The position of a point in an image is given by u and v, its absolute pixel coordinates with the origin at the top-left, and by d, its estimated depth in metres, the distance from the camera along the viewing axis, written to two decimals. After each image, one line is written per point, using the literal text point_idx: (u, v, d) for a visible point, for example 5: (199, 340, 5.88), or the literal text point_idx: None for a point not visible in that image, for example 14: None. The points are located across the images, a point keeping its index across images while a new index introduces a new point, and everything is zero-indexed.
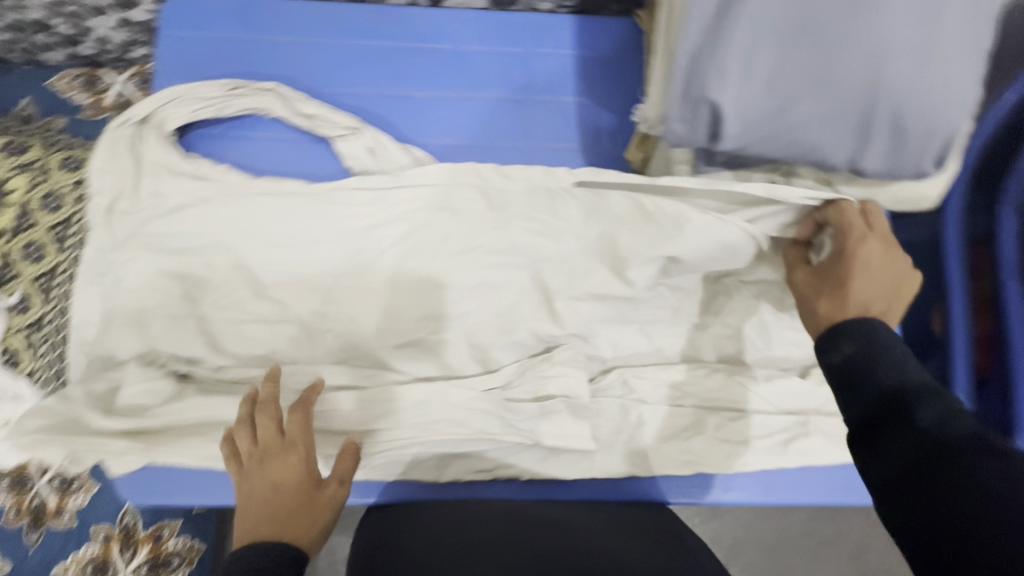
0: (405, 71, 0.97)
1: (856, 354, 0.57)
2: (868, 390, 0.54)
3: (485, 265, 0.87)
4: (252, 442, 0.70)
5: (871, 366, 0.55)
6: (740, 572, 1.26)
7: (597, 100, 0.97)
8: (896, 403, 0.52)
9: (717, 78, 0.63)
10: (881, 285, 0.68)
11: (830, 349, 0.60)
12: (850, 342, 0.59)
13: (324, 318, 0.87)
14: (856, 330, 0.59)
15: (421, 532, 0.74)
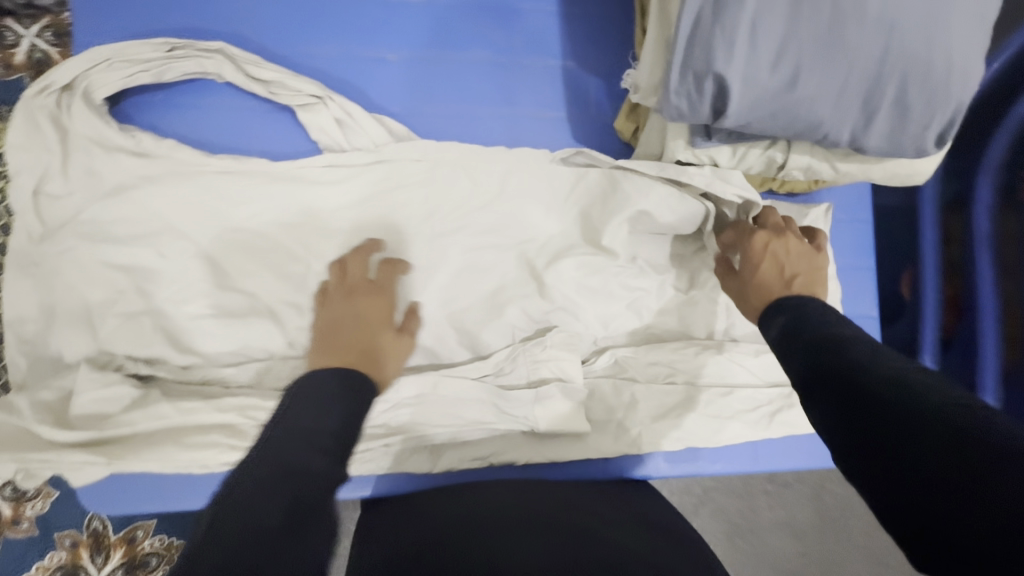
0: (372, 28, 0.86)
1: (787, 322, 0.61)
2: (800, 351, 0.57)
3: (472, 246, 0.83)
4: (344, 278, 0.73)
5: (799, 330, 0.58)
6: (719, 522, 1.33)
7: (584, 63, 0.90)
8: (823, 356, 0.54)
9: (723, 49, 0.59)
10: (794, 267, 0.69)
11: (769, 324, 0.63)
12: (783, 314, 0.62)
13: (300, 311, 0.80)
14: (775, 307, 0.64)
15: (431, 517, 0.69)
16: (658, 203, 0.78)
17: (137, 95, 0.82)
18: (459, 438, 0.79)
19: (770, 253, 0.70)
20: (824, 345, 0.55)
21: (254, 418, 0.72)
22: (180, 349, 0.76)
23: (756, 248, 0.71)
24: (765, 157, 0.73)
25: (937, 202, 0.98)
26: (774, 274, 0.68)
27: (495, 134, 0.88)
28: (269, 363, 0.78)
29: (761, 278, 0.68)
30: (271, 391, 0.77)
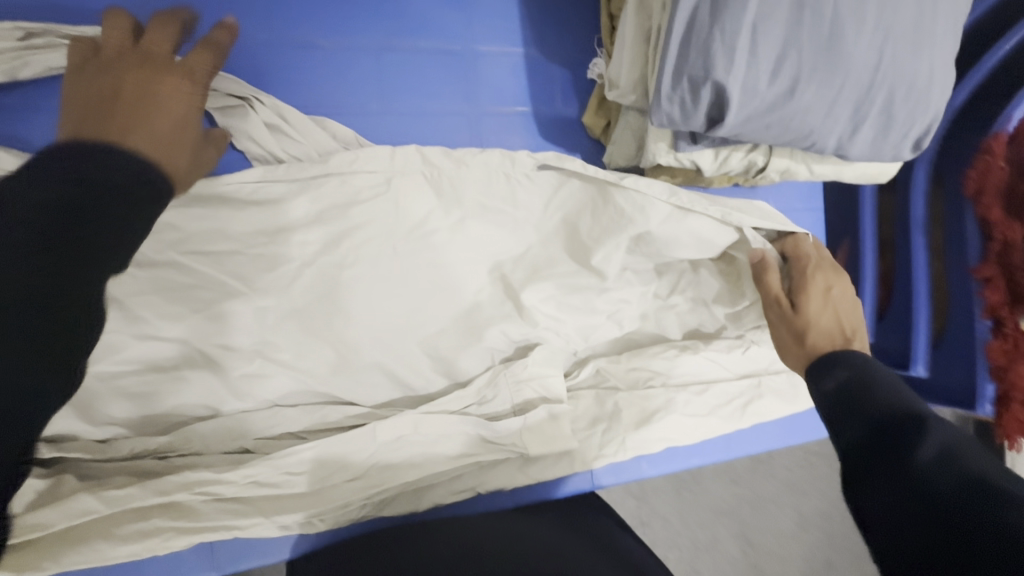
0: (299, 7, 0.72)
1: (849, 379, 0.57)
2: (858, 409, 0.53)
3: (442, 264, 0.74)
4: (131, 43, 0.56)
5: (866, 390, 0.54)
6: (683, 499, 1.37)
7: (548, 51, 0.81)
8: (889, 423, 0.50)
9: (726, 55, 0.54)
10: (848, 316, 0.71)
11: (825, 374, 0.60)
12: (844, 368, 0.59)
13: (246, 362, 0.68)
14: (836, 358, 0.61)
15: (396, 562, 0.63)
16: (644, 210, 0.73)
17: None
18: (446, 473, 0.73)
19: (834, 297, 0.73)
20: (888, 410, 0.51)
21: (208, 492, 0.62)
22: (98, 421, 0.63)
23: (821, 288, 0.73)
24: (746, 160, 0.71)
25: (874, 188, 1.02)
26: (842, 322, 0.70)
27: (455, 133, 0.78)
28: (215, 421, 0.67)
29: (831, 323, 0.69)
30: (222, 455, 0.66)
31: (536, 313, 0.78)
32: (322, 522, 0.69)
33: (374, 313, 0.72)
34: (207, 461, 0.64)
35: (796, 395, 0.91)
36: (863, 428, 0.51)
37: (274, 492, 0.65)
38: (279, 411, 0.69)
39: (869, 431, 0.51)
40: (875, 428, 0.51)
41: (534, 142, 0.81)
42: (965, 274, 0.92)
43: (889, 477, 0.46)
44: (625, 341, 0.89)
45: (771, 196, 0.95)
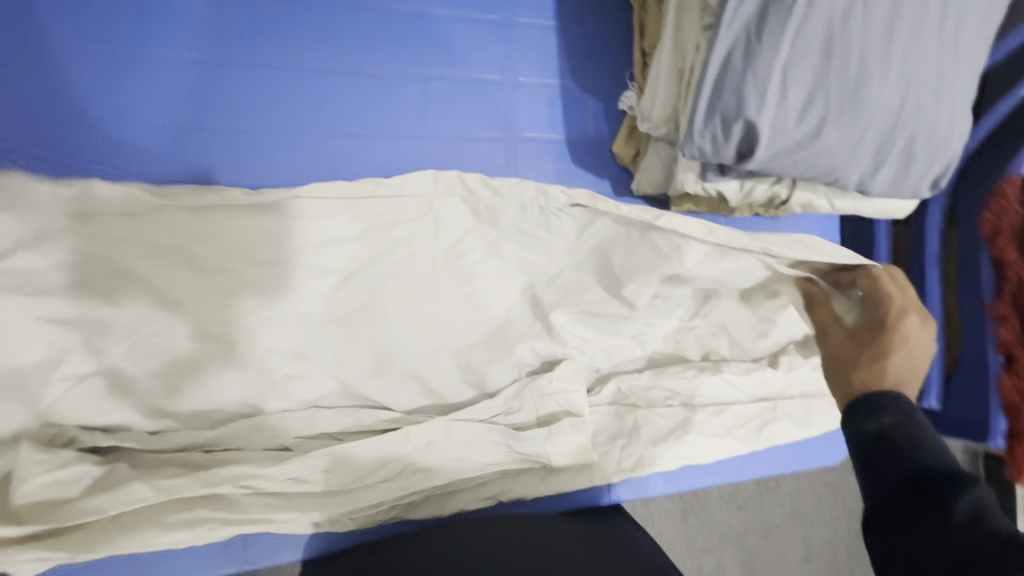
0: (357, 37, 0.77)
1: (894, 424, 0.57)
2: (898, 463, 0.54)
3: (476, 280, 0.78)
4: None
5: (913, 441, 0.55)
6: (696, 530, 1.36)
7: (584, 83, 0.86)
8: (933, 483, 0.51)
9: (756, 95, 0.58)
10: (912, 362, 0.65)
11: (866, 413, 0.59)
12: (889, 412, 0.58)
13: (290, 364, 0.71)
14: (887, 401, 0.59)
15: (428, 561, 0.65)
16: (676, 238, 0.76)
17: (49, 95, 0.66)
18: (472, 479, 0.76)
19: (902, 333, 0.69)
20: (926, 470, 0.52)
21: (248, 486, 0.65)
22: (150, 413, 0.67)
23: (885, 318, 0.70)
24: (770, 192, 0.74)
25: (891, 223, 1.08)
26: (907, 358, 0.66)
27: (492, 157, 0.82)
28: (256, 420, 0.70)
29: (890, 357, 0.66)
30: (263, 451, 0.69)
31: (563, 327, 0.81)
32: (350, 522, 0.72)
33: (411, 323, 0.76)
34: (249, 456, 0.68)
35: (811, 420, 0.93)
36: (907, 483, 0.53)
37: (310, 490, 0.68)
38: (317, 412, 0.72)
39: (912, 485, 0.52)
40: (910, 487, 0.52)
41: (566, 167, 0.85)
42: (980, 309, 0.94)
43: (926, 543, 0.48)
44: (646, 360, 0.91)
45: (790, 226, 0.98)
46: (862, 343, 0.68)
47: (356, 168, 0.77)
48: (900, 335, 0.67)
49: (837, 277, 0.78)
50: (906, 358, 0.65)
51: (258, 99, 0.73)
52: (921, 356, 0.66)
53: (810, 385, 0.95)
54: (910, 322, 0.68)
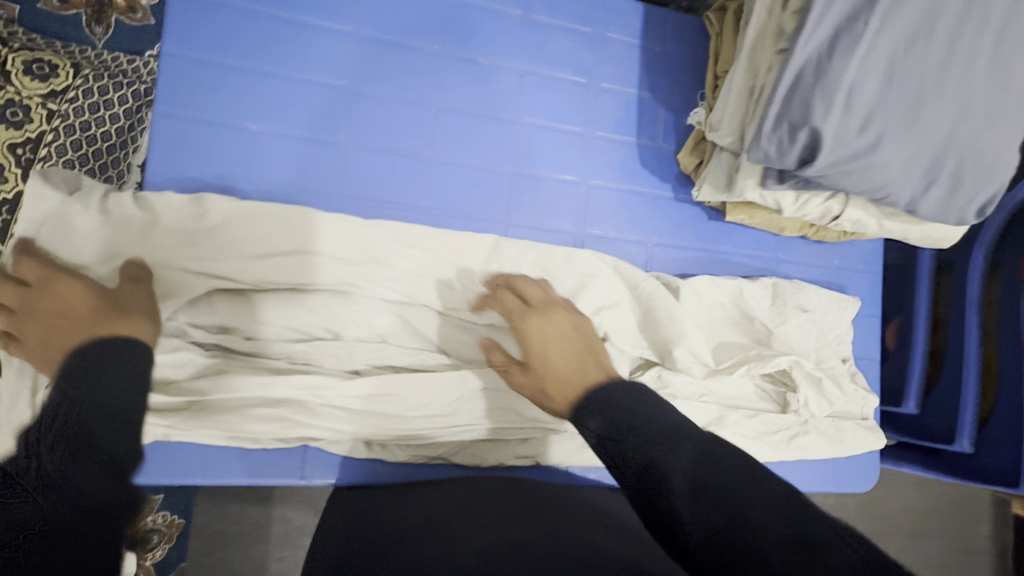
0: (470, 31, 0.89)
1: (603, 426, 0.65)
2: (619, 457, 0.62)
3: (543, 253, 0.86)
4: None
5: (621, 431, 0.63)
6: None
7: (658, 96, 0.96)
8: (649, 455, 0.59)
9: (823, 107, 0.66)
10: (567, 358, 0.76)
11: (586, 426, 0.67)
12: (596, 417, 0.66)
13: (370, 297, 0.78)
14: (579, 416, 0.68)
15: (434, 523, 0.68)
16: (695, 299, 0.92)
17: (211, 77, 0.77)
18: (515, 434, 0.81)
19: (542, 350, 0.77)
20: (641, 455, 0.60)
21: (323, 396, 0.73)
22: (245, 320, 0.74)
23: (534, 338, 0.78)
24: (824, 207, 0.81)
25: (934, 253, 1.11)
26: (565, 369, 0.75)
27: (570, 150, 0.93)
28: (333, 343, 0.76)
29: (556, 377, 0.75)
30: (337, 372, 0.76)
31: (608, 309, 0.87)
32: (401, 450, 0.78)
33: (475, 277, 0.82)
34: (326, 373, 0.75)
35: (841, 439, 0.95)
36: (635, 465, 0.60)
37: (374, 412, 0.75)
38: (386, 346, 0.78)
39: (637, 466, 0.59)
40: (637, 464, 0.59)
41: (633, 169, 0.95)
42: (1017, 351, 0.99)
43: (658, 507, 0.56)
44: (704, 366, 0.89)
45: (835, 252, 1.04)
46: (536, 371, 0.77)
47: (452, 143, 0.87)
48: (543, 342, 0.78)
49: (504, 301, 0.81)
50: (564, 359, 0.76)
51: (381, 70, 0.84)
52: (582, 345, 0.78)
53: (844, 407, 0.97)
54: (541, 315, 0.80)
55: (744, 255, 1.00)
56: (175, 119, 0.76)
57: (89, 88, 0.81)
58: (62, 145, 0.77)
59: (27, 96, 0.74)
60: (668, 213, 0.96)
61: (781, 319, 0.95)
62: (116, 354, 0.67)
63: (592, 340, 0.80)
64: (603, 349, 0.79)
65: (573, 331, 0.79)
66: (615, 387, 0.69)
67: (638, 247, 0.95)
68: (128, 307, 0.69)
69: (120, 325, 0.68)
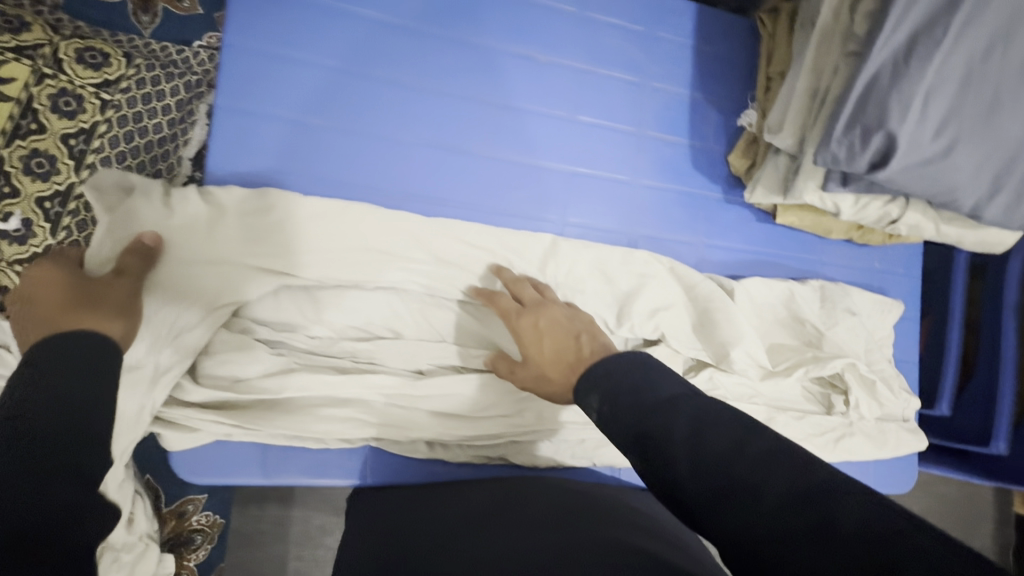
0: (528, 27, 0.88)
1: (602, 401, 0.56)
2: (616, 437, 0.53)
3: (601, 252, 0.85)
4: None
5: (622, 402, 0.54)
6: None
7: (709, 97, 0.96)
8: (647, 426, 0.50)
9: (898, 112, 0.66)
10: (559, 342, 0.69)
11: (585, 404, 0.58)
12: (593, 392, 0.57)
13: (429, 296, 0.77)
14: (578, 397, 0.59)
15: (465, 526, 0.64)
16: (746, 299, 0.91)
17: (271, 70, 0.76)
18: (573, 434, 0.80)
19: (535, 340, 0.70)
20: (640, 428, 0.51)
21: (386, 395, 0.72)
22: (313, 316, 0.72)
23: (526, 334, 0.71)
24: (883, 211, 0.81)
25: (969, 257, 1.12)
26: (559, 353, 0.68)
27: (623, 149, 0.92)
28: (394, 342, 0.75)
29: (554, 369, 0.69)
30: (399, 372, 0.75)
31: (664, 310, 0.85)
32: (460, 450, 0.77)
33: (531, 276, 0.81)
34: (389, 373, 0.74)
35: (885, 441, 0.95)
36: (633, 439, 0.51)
37: (435, 412, 0.74)
38: (446, 346, 0.76)
39: (637, 441, 0.50)
40: (635, 436, 0.51)
41: (684, 170, 0.95)
42: None
43: (657, 485, 0.48)
44: (760, 368, 0.88)
45: (878, 256, 1.05)
46: (531, 366, 0.70)
47: (508, 140, 0.86)
48: (534, 332, 0.71)
49: (492, 299, 0.75)
50: (556, 344, 0.69)
51: (439, 66, 0.83)
52: (572, 329, 0.70)
53: (889, 409, 0.96)
54: (535, 308, 0.73)
55: (791, 256, 1.00)
56: (237, 113, 0.74)
57: (142, 77, 0.78)
58: (113, 136, 0.76)
59: (79, 85, 0.75)
60: (719, 214, 0.96)
61: (830, 321, 0.95)
62: (87, 350, 0.52)
63: (585, 323, 0.72)
64: (602, 332, 0.71)
65: (565, 316, 0.72)
66: (615, 359, 0.59)
67: (688, 247, 0.94)
68: (109, 306, 0.59)
69: (86, 315, 0.56)
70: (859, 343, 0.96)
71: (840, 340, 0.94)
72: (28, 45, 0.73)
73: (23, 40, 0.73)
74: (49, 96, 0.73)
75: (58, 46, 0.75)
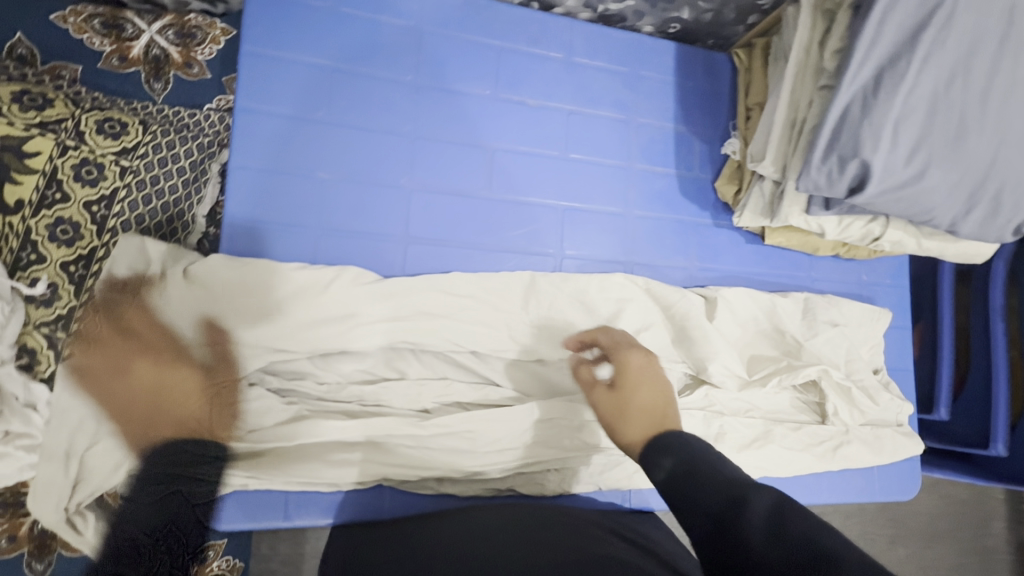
0: (520, 76, 0.93)
1: (676, 464, 0.51)
2: (686, 510, 0.48)
3: (595, 281, 0.89)
4: None
5: (694, 470, 0.50)
6: None
7: (692, 128, 1.01)
8: (727, 502, 0.46)
9: (872, 141, 0.70)
10: (653, 391, 0.63)
11: (654, 463, 0.54)
12: (669, 454, 0.53)
13: (433, 338, 0.79)
14: (649, 454, 0.54)
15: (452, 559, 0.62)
16: (735, 316, 0.94)
17: (281, 129, 0.81)
18: (578, 461, 0.82)
19: (633, 379, 0.65)
20: (716, 499, 0.47)
21: (395, 434, 0.75)
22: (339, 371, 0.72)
23: (631, 366, 0.66)
24: (865, 229, 0.86)
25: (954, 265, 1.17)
26: (654, 403, 0.61)
27: (613, 182, 0.96)
28: (401, 382, 0.78)
29: (640, 407, 0.61)
30: (407, 412, 0.77)
31: (645, 330, 0.88)
32: (469, 483, 0.79)
33: (515, 311, 0.84)
34: (397, 413, 0.77)
35: (882, 446, 0.97)
36: (709, 512, 0.47)
37: (443, 449, 0.76)
38: (451, 383, 0.80)
39: (713, 516, 0.46)
40: (710, 509, 0.47)
41: (673, 198, 0.99)
42: None
43: (728, 565, 0.44)
44: (737, 379, 0.91)
45: (865, 269, 1.09)
46: (616, 396, 0.64)
47: (507, 180, 0.91)
48: (638, 371, 0.65)
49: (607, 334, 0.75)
50: (650, 390, 0.63)
51: (436, 115, 0.88)
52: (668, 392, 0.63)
53: (883, 415, 0.99)
54: (647, 356, 0.68)
55: (778, 274, 1.04)
56: (250, 172, 0.79)
57: (157, 143, 0.85)
58: (133, 201, 0.81)
59: (99, 155, 0.79)
60: (708, 238, 1.00)
61: (819, 334, 0.97)
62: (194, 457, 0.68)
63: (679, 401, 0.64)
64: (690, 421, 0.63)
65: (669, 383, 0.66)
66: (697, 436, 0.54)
67: (681, 272, 0.98)
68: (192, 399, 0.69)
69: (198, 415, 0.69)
70: (851, 352, 0.98)
71: (830, 352, 0.97)
72: (49, 118, 0.77)
73: (43, 114, 0.77)
74: (72, 166, 0.76)
75: (79, 119, 0.79)
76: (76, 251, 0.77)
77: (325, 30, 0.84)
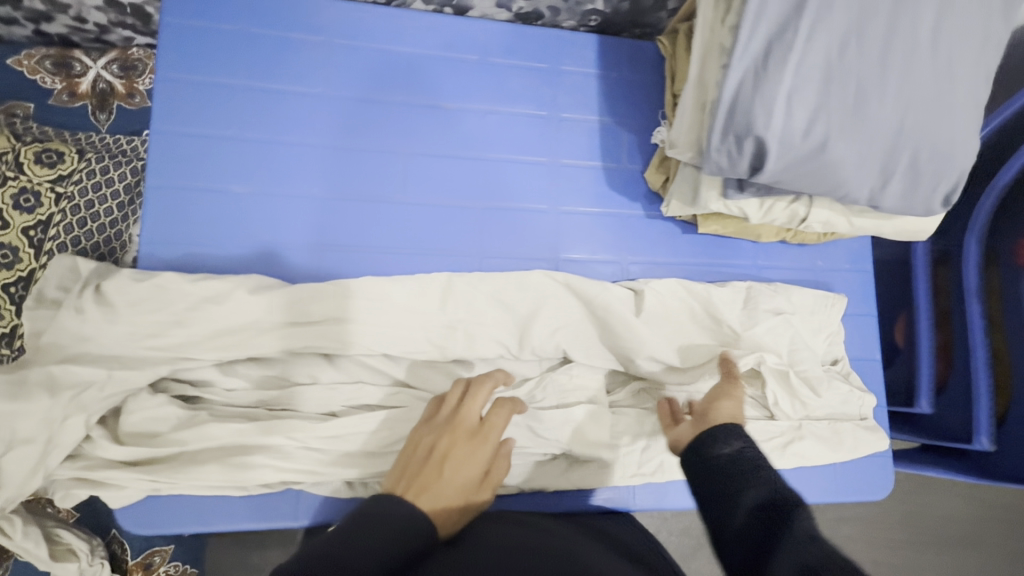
0: (434, 80, 0.94)
1: (742, 449, 0.64)
2: (740, 481, 0.60)
3: (511, 279, 0.87)
4: None
5: (756, 463, 0.61)
6: None
7: (619, 119, 0.99)
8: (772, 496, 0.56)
9: (764, 114, 0.67)
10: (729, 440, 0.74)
11: (723, 441, 0.66)
12: (737, 439, 0.66)
13: (341, 342, 0.80)
14: (719, 432, 0.67)
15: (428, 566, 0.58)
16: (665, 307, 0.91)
17: (195, 147, 0.85)
18: None
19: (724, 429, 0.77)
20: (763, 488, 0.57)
21: (299, 437, 0.76)
22: (370, 412, 0.80)
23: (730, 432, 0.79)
24: (789, 210, 0.81)
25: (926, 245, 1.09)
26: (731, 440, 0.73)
27: (536, 179, 0.95)
28: (312, 387, 0.80)
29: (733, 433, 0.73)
30: (315, 416, 0.78)
31: (565, 326, 0.86)
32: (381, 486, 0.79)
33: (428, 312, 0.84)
34: (305, 417, 0.78)
35: (840, 442, 0.91)
36: (753, 496, 0.57)
37: (351, 451, 0.77)
38: (362, 386, 0.81)
39: (754, 498, 0.56)
40: (756, 492, 0.57)
41: (600, 191, 0.97)
42: None
43: (752, 534, 0.53)
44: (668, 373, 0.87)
45: (819, 254, 1.02)
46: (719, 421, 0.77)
47: (423, 183, 0.92)
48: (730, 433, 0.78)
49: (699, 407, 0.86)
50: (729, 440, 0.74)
51: (348, 124, 0.90)
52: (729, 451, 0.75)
53: (840, 408, 0.92)
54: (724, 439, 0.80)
55: (721, 264, 0.99)
56: (165, 190, 0.83)
57: (92, 169, 0.90)
58: (68, 224, 0.87)
59: (37, 183, 0.85)
60: (641, 230, 0.97)
61: (761, 323, 0.92)
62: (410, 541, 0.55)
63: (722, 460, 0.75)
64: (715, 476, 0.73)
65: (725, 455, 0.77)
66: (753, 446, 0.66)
67: (612, 266, 0.95)
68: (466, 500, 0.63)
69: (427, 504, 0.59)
70: (800, 342, 0.92)
71: (776, 343, 0.92)
72: None
73: None
74: (11, 195, 0.83)
75: (19, 152, 0.86)
76: (14, 272, 0.83)
77: (236, 51, 0.88)
